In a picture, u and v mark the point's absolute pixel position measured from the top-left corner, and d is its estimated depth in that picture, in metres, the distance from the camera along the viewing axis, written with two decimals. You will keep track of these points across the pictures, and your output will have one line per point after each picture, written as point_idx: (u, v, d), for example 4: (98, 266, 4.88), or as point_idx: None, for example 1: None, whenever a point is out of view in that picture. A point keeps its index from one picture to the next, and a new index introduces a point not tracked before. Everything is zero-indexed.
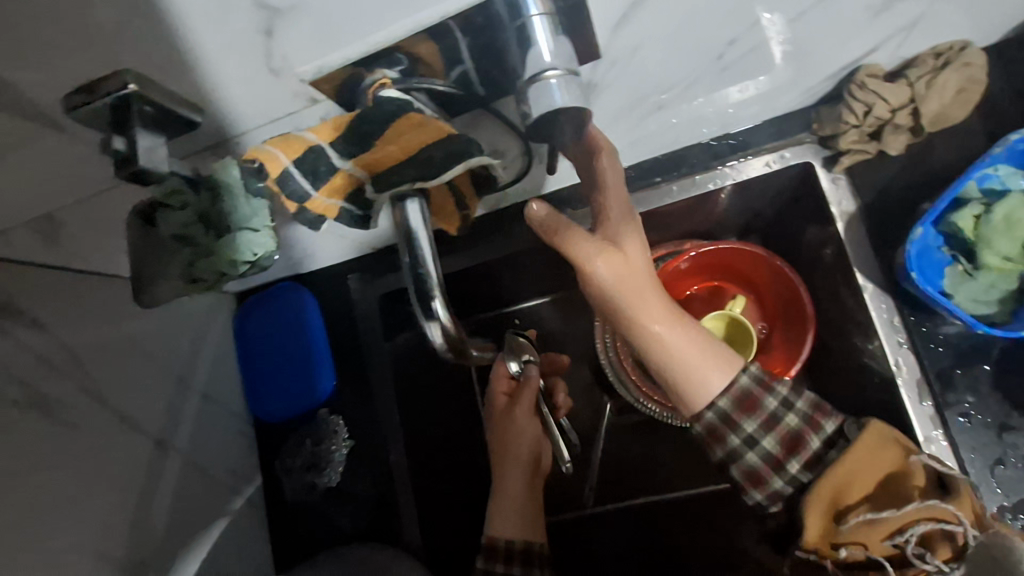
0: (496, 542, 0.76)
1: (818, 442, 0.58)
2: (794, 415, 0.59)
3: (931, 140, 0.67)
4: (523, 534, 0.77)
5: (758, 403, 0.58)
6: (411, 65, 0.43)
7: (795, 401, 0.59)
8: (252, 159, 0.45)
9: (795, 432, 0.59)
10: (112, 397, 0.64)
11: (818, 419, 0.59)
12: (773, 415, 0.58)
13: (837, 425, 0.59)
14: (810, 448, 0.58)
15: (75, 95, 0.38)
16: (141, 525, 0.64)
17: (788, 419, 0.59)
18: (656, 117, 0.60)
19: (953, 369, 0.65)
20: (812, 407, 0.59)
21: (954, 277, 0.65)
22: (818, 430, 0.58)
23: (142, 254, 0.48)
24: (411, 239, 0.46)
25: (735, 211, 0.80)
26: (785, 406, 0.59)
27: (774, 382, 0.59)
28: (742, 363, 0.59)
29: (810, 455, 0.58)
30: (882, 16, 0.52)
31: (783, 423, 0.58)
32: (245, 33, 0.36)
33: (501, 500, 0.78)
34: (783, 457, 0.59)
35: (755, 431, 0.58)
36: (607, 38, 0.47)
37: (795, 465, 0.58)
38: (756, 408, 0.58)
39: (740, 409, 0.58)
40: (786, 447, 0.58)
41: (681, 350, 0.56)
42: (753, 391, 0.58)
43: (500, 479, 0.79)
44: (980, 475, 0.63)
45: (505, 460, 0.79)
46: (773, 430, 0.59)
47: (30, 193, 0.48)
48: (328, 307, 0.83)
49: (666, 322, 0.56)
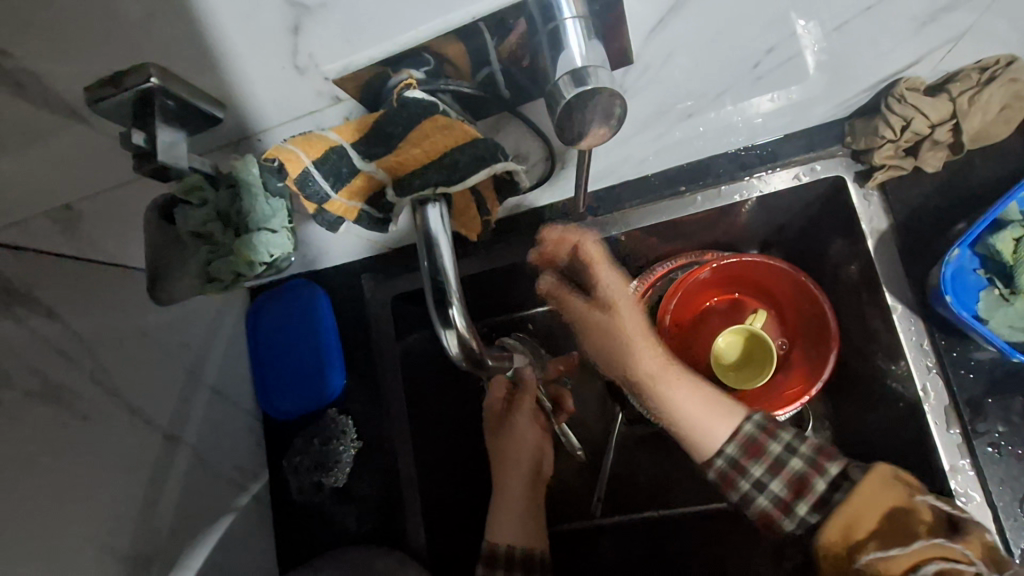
0: (497, 549, 0.74)
1: (824, 484, 0.59)
2: (799, 458, 0.60)
3: (969, 158, 0.65)
4: (524, 541, 0.75)
5: (762, 449, 0.62)
6: (437, 66, 0.42)
7: (800, 445, 0.61)
8: (274, 158, 0.42)
9: (801, 475, 0.60)
10: (123, 388, 0.63)
11: (823, 462, 0.60)
12: (778, 459, 0.61)
13: (842, 468, 0.59)
14: (816, 490, 0.59)
15: (98, 88, 0.37)
16: (148, 519, 0.64)
17: (793, 463, 0.61)
18: (684, 125, 0.59)
19: (984, 397, 0.63)
20: (818, 450, 0.61)
21: (989, 301, 0.62)
22: (822, 473, 0.59)
23: (157, 250, 0.47)
24: (431, 243, 0.44)
25: (759, 223, 0.78)
26: (789, 450, 0.61)
27: (779, 428, 0.63)
28: (746, 411, 0.64)
29: (816, 495, 0.59)
30: (928, 28, 0.50)
31: (786, 466, 0.61)
32: (273, 30, 0.35)
33: (500, 507, 0.77)
34: (790, 499, 0.60)
35: (760, 475, 0.61)
36: (640, 44, 0.45)
37: (804, 507, 0.60)
38: (761, 452, 0.62)
39: (744, 454, 0.62)
40: (791, 489, 0.60)
41: (694, 407, 0.64)
42: (756, 437, 0.62)
43: (500, 487, 0.78)
44: (1007, 508, 0.61)
45: (506, 467, 0.78)
46: (780, 473, 0.61)
47: (47, 183, 0.48)
48: (342, 305, 0.83)
49: (676, 382, 0.66)
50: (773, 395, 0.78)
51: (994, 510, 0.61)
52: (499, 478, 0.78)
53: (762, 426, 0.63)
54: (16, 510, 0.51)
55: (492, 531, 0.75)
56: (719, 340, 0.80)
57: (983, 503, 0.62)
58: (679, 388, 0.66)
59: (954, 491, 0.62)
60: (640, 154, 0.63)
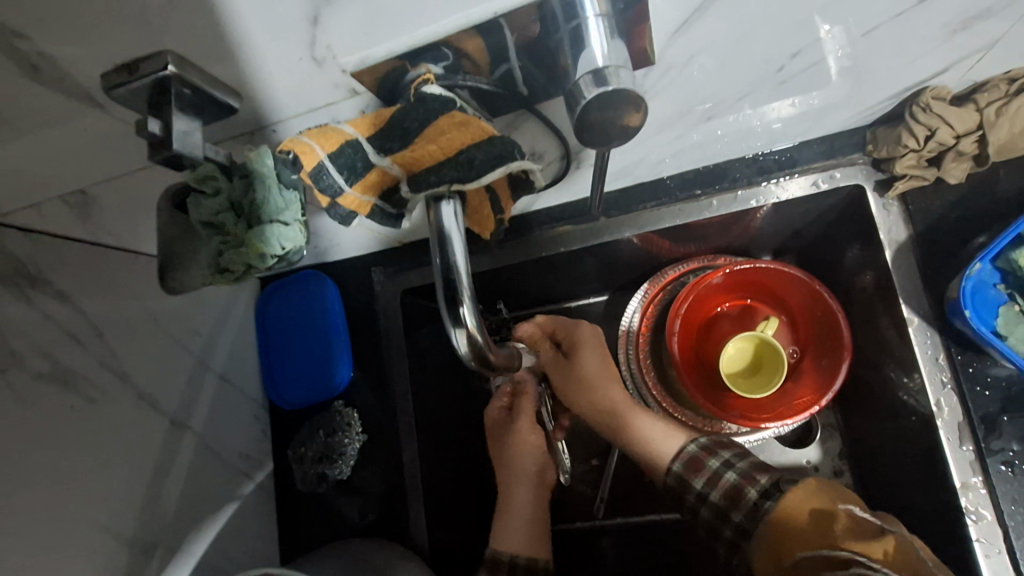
0: (500, 556, 0.76)
1: (753, 492, 0.65)
2: (732, 471, 0.67)
3: (993, 170, 0.63)
4: (529, 550, 0.77)
5: (703, 464, 0.69)
6: (456, 61, 0.41)
7: (735, 461, 0.68)
8: (288, 150, 0.42)
9: (735, 485, 0.66)
10: (131, 373, 0.63)
11: (755, 473, 0.66)
12: (715, 473, 0.68)
13: (773, 479, 0.65)
14: (746, 498, 0.65)
15: (115, 73, 0.36)
16: (154, 505, 0.64)
17: (727, 474, 0.67)
18: (703, 127, 0.58)
19: (999, 415, 0.61)
20: (752, 466, 0.67)
21: (1008, 317, 0.61)
22: (754, 483, 0.65)
23: (173, 239, 0.47)
24: (444, 240, 0.44)
25: (773, 229, 0.77)
26: (725, 465, 0.68)
27: (721, 449, 0.70)
28: (691, 435, 0.73)
29: (746, 505, 0.64)
30: (959, 36, 0.49)
31: (721, 478, 0.67)
32: (292, 21, 0.35)
33: (505, 516, 0.79)
34: (726, 507, 0.66)
35: (700, 486, 0.68)
36: (664, 43, 0.44)
37: (738, 515, 0.65)
38: (702, 467, 0.69)
39: (688, 470, 0.70)
40: (727, 499, 0.66)
41: (649, 433, 0.74)
42: (698, 455, 0.70)
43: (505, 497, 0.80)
44: (1021, 529, 0.59)
45: (508, 474, 0.80)
46: (716, 485, 0.67)
47: (63, 168, 0.48)
48: (351, 297, 0.84)
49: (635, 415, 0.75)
50: (783, 404, 0.77)
51: (1006, 531, 0.60)
52: (504, 487, 0.80)
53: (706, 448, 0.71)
54: (19, 491, 0.50)
55: (498, 540, 0.77)
56: (730, 346, 0.79)
57: (994, 522, 0.60)
58: (641, 421, 0.75)
59: (964, 508, 0.61)
60: (655, 156, 0.63)
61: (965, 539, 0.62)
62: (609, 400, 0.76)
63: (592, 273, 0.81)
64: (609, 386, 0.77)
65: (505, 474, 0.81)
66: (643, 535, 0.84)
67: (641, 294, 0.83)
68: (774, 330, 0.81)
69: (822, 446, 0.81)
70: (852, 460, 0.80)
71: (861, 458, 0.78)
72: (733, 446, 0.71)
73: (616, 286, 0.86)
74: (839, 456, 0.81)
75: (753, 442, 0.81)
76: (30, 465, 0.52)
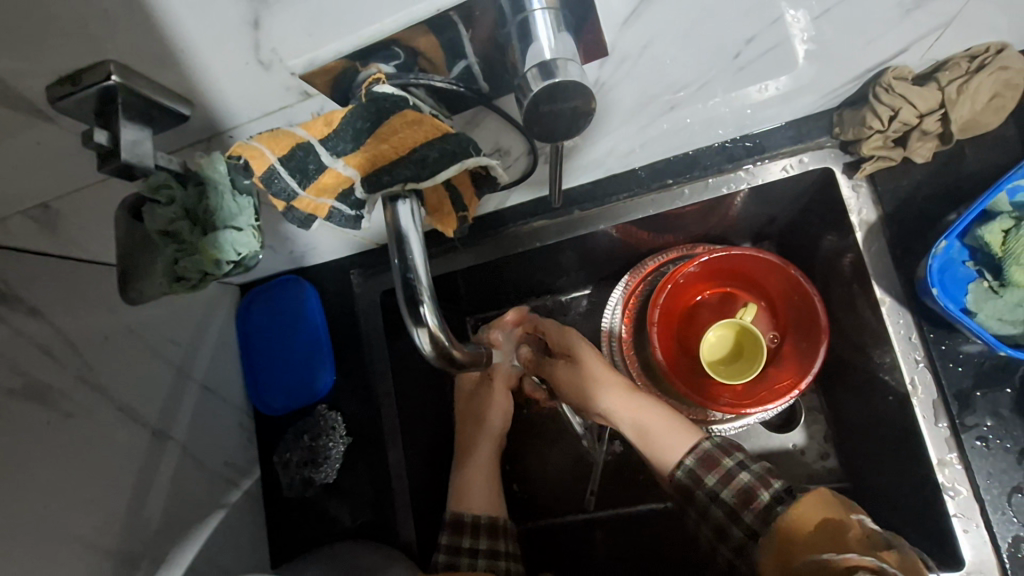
0: (462, 516, 0.76)
1: (767, 496, 0.64)
2: (748, 472, 0.66)
3: (961, 147, 0.64)
4: (490, 509, 0.78)
5: (717, 462, 0.68)
6: (409, 59, 0.42)
7: (749, 462, 0.67)
8: (238, 156, 0.43)
9: (749, 486, 0.65)
10: (109, 386, 0.62)
11: (769, 478, 0.65)
12: (730, 472, 0.67)
13: (786, 486, 0.64)
14: (761, 500, 0.64)
15: (60, 84, 0.37)
16: (137, 516, 0.63)
17: (742, 475, 0.66)
18: (668, 117, 0.57)
19: (972, 390, 0.62)
20: (766, 470, 0.67)
21: (977, 293, 0.61)
22: (768, 486, 0.65)
23: (128, 248, 0.46)
24: (401, 241, 0.44)
25: (749, 214, 0.77)
26: (740, 465, 0.67)
27: (735, 449, 0.69)
28: (703, 434, 0.71)
29: (761, 507, 0.63)
30: (915, 14, 0.49)
31: (736, 477, 0.66)
32: (232, 23, 0.35)
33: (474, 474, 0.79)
34: (740, 508, 0.65)
35: (714, 485, 0.67)
36: (616, 34, 0.45)
37: (750, 518, 0.64)
38: (717, 466, 0.68)
39: (702, 466, 0.68)
40: (740, 498, 0.65)
41: (644, 427, 0.73)
42: (713, 453, 0.69)
43: (473, 458, 0.81)
44: (995, 502, 0.60)
45: (477, 440, 0.82)
46: (730, 483, 0.66)
47: (21, 185, 0.47)
48: (332, 302, 0.84)
49: (629, 410, 0.74)
50: (764, 388, 0.78)
51: (981, 504, 0.60)
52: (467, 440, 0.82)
53: (720, 447, 0.70)
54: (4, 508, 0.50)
55: (460, 498, 0.77)
56: (710, 333, 0.80)
57: (969, 497, 0.61)
58: (629, 416, 0.74)
59: (941, 485, 0.62)
60: (625, 147, 0.62)
61: (943, 514, 0.62)
62: (602, 399, 0.75)
63: (570, 266, 0.81)
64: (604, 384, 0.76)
65: (474, 431, 0.83)
66: (638, 526, 0.85)
67: (622, 285, 0.83)
68: (752, 316, 0.81)
69: (806, 430, 0.82)
70: (836, 442, 0.80)
71: (844, 440, 0.79)
72: (747, 448, 0.70)
73: (597, 279, 0.87)
74: (824, 440, 0.81)
75: (737, 430, 0.82)
76: (17, 485, 0.51)
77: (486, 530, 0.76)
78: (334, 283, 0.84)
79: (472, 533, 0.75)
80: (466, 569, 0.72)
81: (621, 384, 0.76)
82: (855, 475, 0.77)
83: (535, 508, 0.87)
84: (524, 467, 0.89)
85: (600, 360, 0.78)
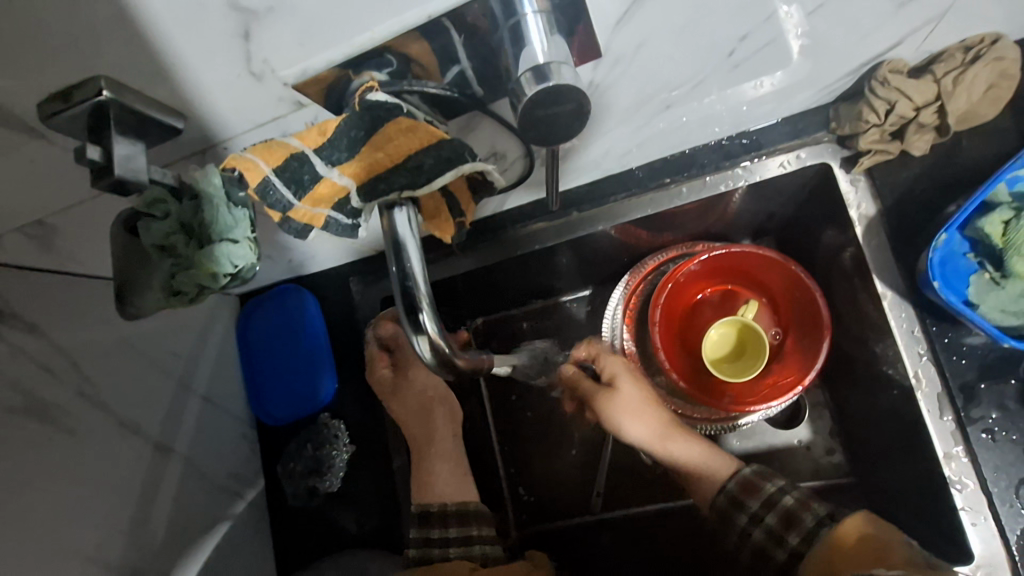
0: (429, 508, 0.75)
1: (810, 519, 0.64)
2: (789, 496, 0.67)
3: (958, 139, 0.63)
4: (460, 496, 0.76)
5: (758, 487, 0.69)
6: (402, 66, 0.41)
7: (790, 488, 0.68)
8: (232, 168, 0.43)
9: (792, 510, 0.66)
10: (110, 401, 0.62)
11: (811, 501, 0.66)
12: (771, 497, 0.68)
13: (829, 509, 0.64)
14: (805, 524, 0.64)
15: (50, 101, 0.36)
16: (140, 532, 0.63)
17: (784, 500, 0.67)
18: (663, 117, 0.57)
19: (977, 382, 0.61)
20: (807, 494, 0.67)
21: (979, 286, 0.61)
22: (810, 509, 0.65)
23: (123, 262, 0.46)
24: (399, 249, 0.44)
25: (747, 211, 0.77)
26: (781, 491, 0.68)
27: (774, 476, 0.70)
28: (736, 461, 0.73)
29: (803, 530, 0.64)
30: (908, 7, 0.49)
31: (778, 502, 0.67)
32: (223, 37, 0.35)
33: (433, 461, 0.78)
34: (783, 531, 0.65)
35: (756, 509, 0.68)
36: (609, 35, 0.45)
37: (794, 540, 0.64)
38: (757, 491, 0.69)
39: (742, 491, 0.69)
40: (783, 522, 0.65)
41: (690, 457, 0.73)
42: (752, 478, 0.70)
43: (434, 446, 0.78)
44: (1003, 495, 0.59)
45: (432, 426, 0.78)
46: (772, 509, 0.67)
47: (16, 205, 0.47)
48: (332, 310, 0.84)
49: (678, 441, 0.73)
50: (767, 386, 0.78)
51: (988, 497, 0.60)
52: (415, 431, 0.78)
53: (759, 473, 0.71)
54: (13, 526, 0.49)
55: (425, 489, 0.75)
56: (712, 331, 0.79)
57: (977, 491, 0.60)
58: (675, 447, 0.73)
59: (948, 479, 0.62)
60: (621, 147, 0.62)
61: (951, 508, 0.62)
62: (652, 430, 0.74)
63: (570, 267, 0.81)
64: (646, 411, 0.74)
65: (421, 420, 0.78)
66: (646, 526, 0.84)
67: (622, 285, 0.82)
68: (754, 312, 0.80)
69: (812, 425, 0.82)
70: (841, 437, 0.80)
71: (849, 435, 0.78)
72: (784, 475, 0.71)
73: (596, 280, 0.87)
74: (829, 435, 0.81)
75: (742, 427, 0.81)
76: (17, 504, 0.50)
77: (455, 518, 0.74)
78: (335, 291, 0.84)
79: (440, 524, 0.74)
80: (438, 560, 0.71)
81: (660, 413, 0.75)
82: (861, 469, 0.77)
83: (542, 511, 0.87)
84: (528, 471, 0.88)
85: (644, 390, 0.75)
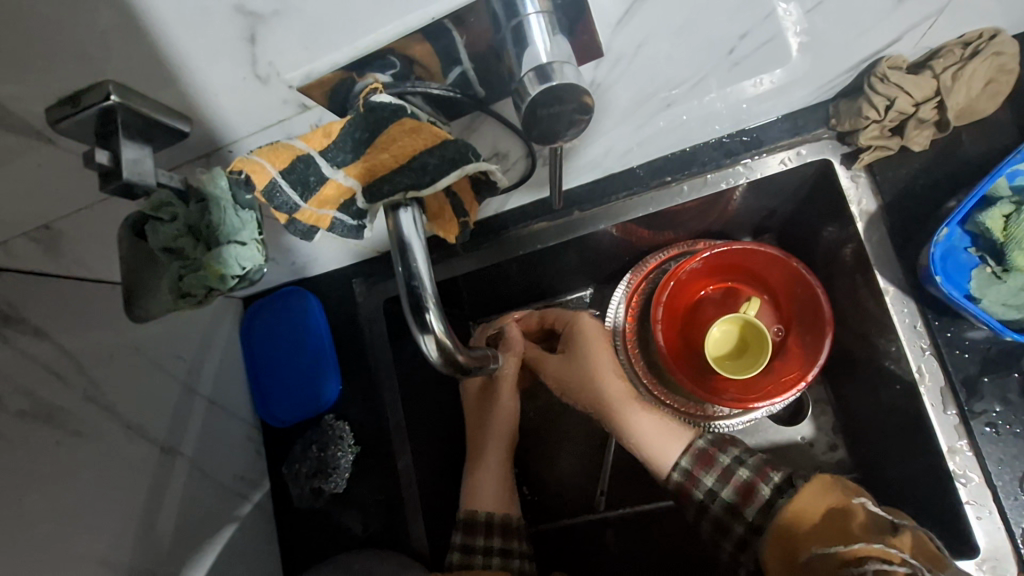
0: (475, 515, 0.77)
1: (767, 490, 0.65)
2: (745, 466, 0.67)
3: (958, 134, 0.63)
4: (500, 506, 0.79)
5: (713, 460, 0.70)
6: (405, 68, 0.42)
7: (745, 457, 0.69)
8: (239, 171, 0.43)
9: (748, 482, 0.67)
10: (117, 404, 0.62)
11: (767, 470, 0.67)
12: (727, 467, 0.68)
13: (785, 475, 0.66)
14: (761, 495, 0.65)
15: (60, 106, 0.36)
16: (148, 534, 0.63)
17: (741, 471, 0.67)
18: (664, 115, 0.57)
19: (979, 376, 0.62)
20: (761, 462, 0.68)
21: (980, 280, 0.61)
22: (766, 478, 0.66)
23: (132, 266, 0.47)
24: (405, 249, 0.44)
25: (748, 209, 0.77)
26: (736, 461, 0.68)
27: (729, 445, 0.71)
28: (696, 433, 0.74)
29: (761, 502, 0.65)
30: (908, 3, 0.49)
31: (734, 474, 0.67)
32: (228, 40, 0.36)
33: (479, 469, 0.80)
34: (740, 504, 0.66)
35: (712, 483, 0.68)
36: (610, 35, 0.45)
37: (752, 513, 0.65)
38: (712, 462, 0.70)
39: (697, 464, 0.70)
40: (740, 495, 0.66)
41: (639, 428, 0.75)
42: (706, 450, 0.71)
43: (482, 456, 0.81)
44: (1007, 488, 0.60)
45: (488, 436, 0.82)
46: (729, 481, 0.67)
47: (23, 210, 0.48)
48: (335, 312, 0.85)
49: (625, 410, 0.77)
50: (769, 383, 0.78)
51: (993, 490, 0.60)
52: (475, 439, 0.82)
53: (713, 443, 0.72)
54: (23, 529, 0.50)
55: (472, 496, 0.78)
56: (714, 329, 0.79)
57: (980, 484, 0.61)
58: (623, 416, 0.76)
59: (952, 472, 0.62)
60: (622, 146, 0.62)
61: (955, 502, 0.62)
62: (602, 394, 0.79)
63: (572, 266, 0.81)
64: (610, 379, 0.79)
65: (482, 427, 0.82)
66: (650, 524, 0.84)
67: (625, 283, 0.83)
68: (756, 309, 0.80)
69: (815, 422, 0.82)
70: (843, 433, 0.80)
71: (851, 430, 0.79)
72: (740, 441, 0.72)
73: (598, 279, 0.87)
74: (832, 431, 0.81)
75: (746, 425, 0.81)
76: (27, 506, 0.50)
77: (499, 529, 0.77)
78: (337, 292, 0.84)
79: (484, 532, 0.76)
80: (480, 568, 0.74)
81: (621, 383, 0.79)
82: (865, 465, 0.77)
83: (547, 510, 0.88)
84: (533, 470, 0.88)
85: (595, 356, 0.80)
